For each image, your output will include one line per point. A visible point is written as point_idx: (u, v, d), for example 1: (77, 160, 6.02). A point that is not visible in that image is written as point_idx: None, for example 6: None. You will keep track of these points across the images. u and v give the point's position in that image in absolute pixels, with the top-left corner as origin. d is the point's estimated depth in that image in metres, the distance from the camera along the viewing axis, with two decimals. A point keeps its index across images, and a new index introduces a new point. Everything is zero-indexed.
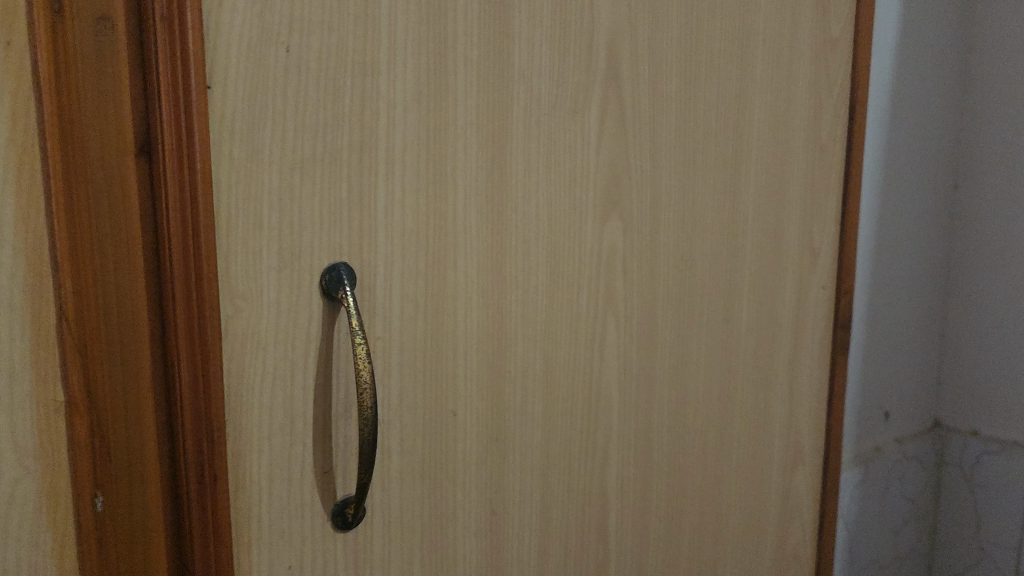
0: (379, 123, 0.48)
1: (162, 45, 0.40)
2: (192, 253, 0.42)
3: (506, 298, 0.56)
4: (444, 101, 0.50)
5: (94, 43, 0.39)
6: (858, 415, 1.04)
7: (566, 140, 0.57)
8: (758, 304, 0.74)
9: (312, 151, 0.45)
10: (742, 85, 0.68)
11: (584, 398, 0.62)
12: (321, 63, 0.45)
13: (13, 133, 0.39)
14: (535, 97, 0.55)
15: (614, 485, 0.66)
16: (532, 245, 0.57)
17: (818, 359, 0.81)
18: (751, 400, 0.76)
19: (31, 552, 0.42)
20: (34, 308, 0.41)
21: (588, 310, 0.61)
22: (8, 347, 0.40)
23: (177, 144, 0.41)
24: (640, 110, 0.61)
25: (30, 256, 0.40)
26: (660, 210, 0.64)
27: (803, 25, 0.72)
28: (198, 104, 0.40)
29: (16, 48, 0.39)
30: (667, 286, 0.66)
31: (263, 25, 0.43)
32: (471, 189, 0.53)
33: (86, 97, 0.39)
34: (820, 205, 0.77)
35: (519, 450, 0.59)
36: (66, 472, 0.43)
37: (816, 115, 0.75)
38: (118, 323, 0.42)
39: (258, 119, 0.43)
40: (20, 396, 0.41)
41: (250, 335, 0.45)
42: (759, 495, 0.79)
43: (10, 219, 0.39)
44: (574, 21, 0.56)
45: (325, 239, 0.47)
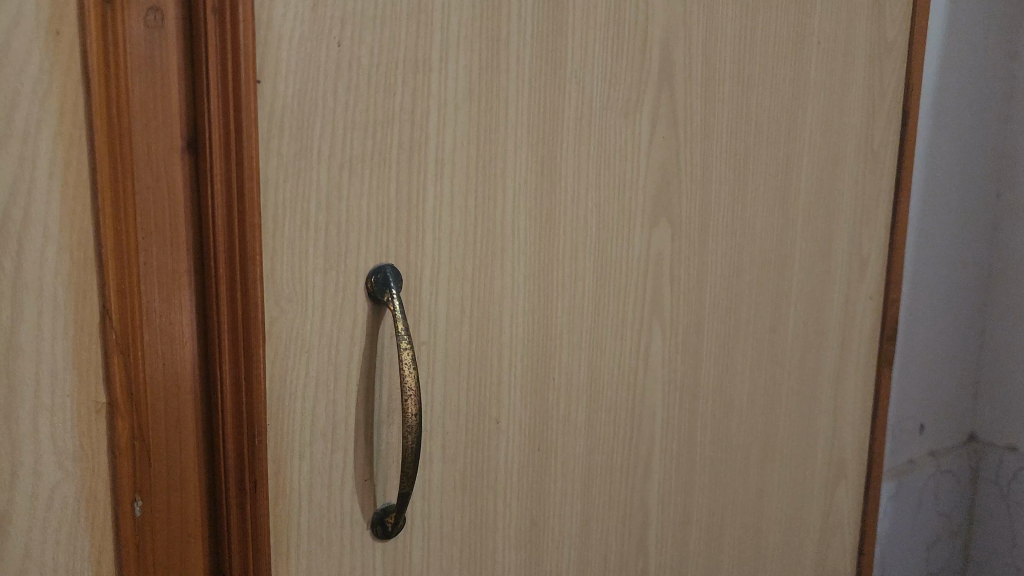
0: (430, 121, 0.47)
1: (212, 37, 0.39)
2: (237, 251, 0.41)
3: (552, 304, 0.54)
4: (496, 98, 0.49)
5: (146, 34, 0.38)
6: (895, 426, 1.02)
7: (617, 143, 0.56)
8: (807, 314, 0.72)
9: (362, 149, 0.44)
10: (796, 87, 0.66)
11: (628, 408, 0.61)
12: (372, 59, 0.44)
13: (60, 127, 0.37)
14: (587, 99, 0.53)
15: (656, 497, 0.64)
16: (581, 249, 0.55)
17: (866, 372, 0.79)
18: (796, 413, 0.74)
19: (69, 556, 0.41)
20: (78, 304, 0.39)
21: (635, 318, 0.59)
22: (49, 347, 0.39)
23: (226, 141, 0.40)
24: (693, 112, 0.60)
25: (74, 253, 0.39)
26: (709, 216, 0.63)
27: (859, 28, 0.69)
28: (248, 99, 0.39)
29: (65, 38, 0.37)
30: (714, 295, 0.64)
31: (316, 18, 0.41)
32: (520, 191, 0.51)
33: (135, 89, 0.38)
34: (871, 213, 0.75)
35: (561, 460, 0.57)
36: (106, 477, 0.41)
37: (870, 120, 0.73)
38: (160, 322, 0.41)
39: (309, 116, 0.42)
40: (60, 398, 0.39)
41: (294, 337, 0.44)
42: (800, 510, 0.77)
43: (55, 215, 0.38)
44: (629, 20, 0.54)
45: (371, 241, 0.46)
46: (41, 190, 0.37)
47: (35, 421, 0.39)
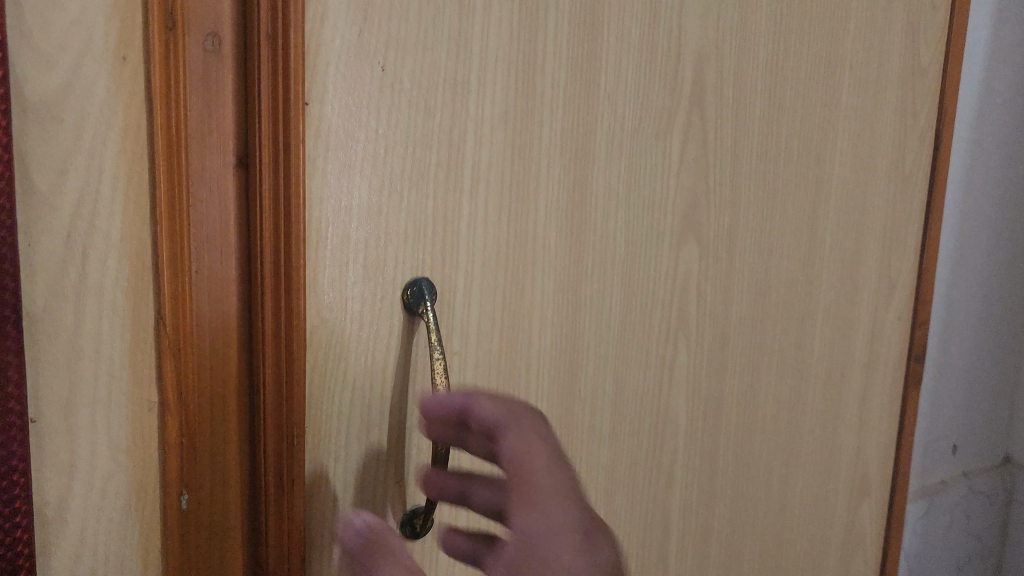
0: (467, 142, 0.49)
1: (265, 62, 0.41)
2: (283, 263, 0.43)
3: (581, 316, 0.56)
4: (530, 120, 0.51)
5: (203, 59, 0.41)
6: (925, 448, 1.01)
7: (648, 163, 0.57)
8: (833, 333, 0.73)
9: (401, 167, 0.47)
10: (826, 110, 0.67)
11: (652, 420, 0.62)
12: (414, 84, 0.46)
13: (124, 145, 0.41)
14: (620, 119, 0.55)
15: (677, 508, 0.66)
16: (609, 266, 0.57)
17: (894, 392, 0.80)
18: (822, 431, 0.75)
19: (120, 544, 0.44)
20: (135, 308, 0.42)
21: (661, 333, 0.61)
22: (107, 348, 0.42)
23: (275, 158, 0.42)
24: (722, 135, 0.61)
25: (133, 262, 0.42)
26: (737, 234, 0.64)
27: (891, 53, 0.71)
28: (297, 120, 0.42)
29: (131, 64, 0.41)
30: (740, 312, 0.66)
31: (361, 45, 0.44)
32: (553, 209, 0.53)
33: (192, 109, 0.41)
34: (901, 233, 0.76)
35: (585, 468, 0.59)
36: (155, 470, 0.44)
37: (902, 143, 0.73)
38: (208, 326, 0.43)
39: (352, 136, 0.45)
40: (115, 395, 0.42)
41: (334, 346, 0.46)
42: (823, 526, 0.78)
43: (117, 226, 0.41)
44: (662, 46, 0.56)
45: (409, 254, 0.48)
46: (105, 203, 0.41)
47: (92, 417, 0.42)
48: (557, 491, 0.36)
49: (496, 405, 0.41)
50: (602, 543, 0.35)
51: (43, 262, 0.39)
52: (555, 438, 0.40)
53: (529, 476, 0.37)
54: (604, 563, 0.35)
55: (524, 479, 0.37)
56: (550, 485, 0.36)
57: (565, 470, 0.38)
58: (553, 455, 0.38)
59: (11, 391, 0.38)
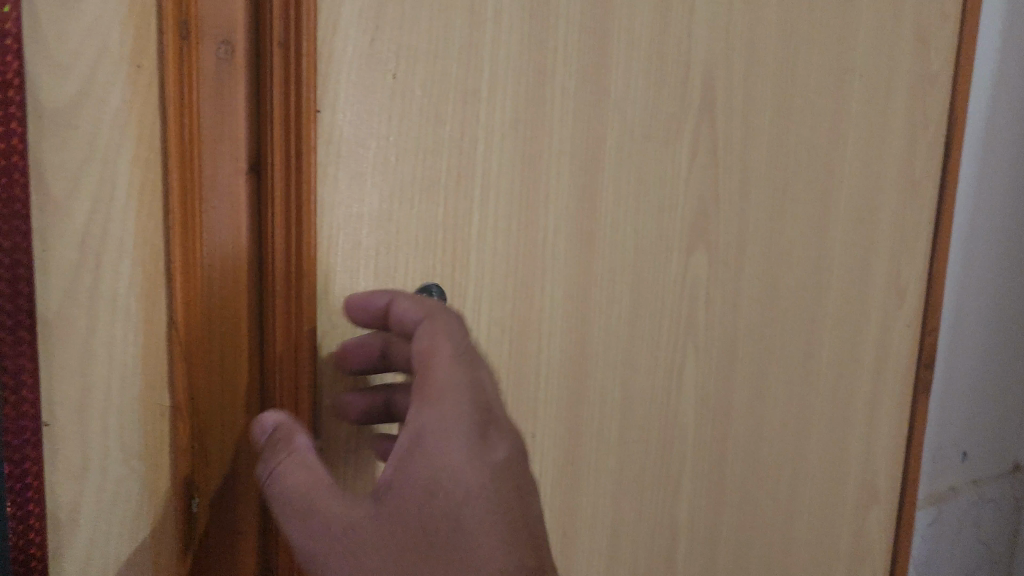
0: (477, 149, 0.49)
1: (278, 69, 0.42)
2: (294, 268, 0.43)
3: (590, 323, 0.57)
4: (540, 127, 0.51)
5: (216, 66, 0.41)
6: (933, 455, 1.01)
7: (657, 170, 0.58)
8: (842, 341, 0.73)
9: (412, 175, 0.47)
10: (836, 117, 0.68)
11: (660, 426, 0.62)
12: (425, 92, 0.47)
13: (137, 152, 0.41)
14: (629, 127, 0.55)
15: (685, 515, 0.66)
16: (618, 273, 0.57)
17: (903, 400, 0.79)
18: (830, 439, 0.75)
19: (131, 548, 0.44)
20: (148, 313, 0.43)
21: (669, 340, 0.61)
22: (120, 353, 0.42)
23: (287, 164, 0.43)
24: (732, 142, 0.61)
25: (147, 268, 0.42)
26: (746, 242, 0.64)
27: (901, 60, 0.71)
28: (308, 127, 0.42)
29: (145, 71, 0.41)
30: (749, 319, 0.66)
31: (372, 54, 0.44)
32: (563, 216, 0.54)
33: (205, 115, 0.41)
34: (910, 241, 0.76)
35: (593, 475, 0.59)
36: (167, 475, 0.44)
37: (911, 150, 0.73)
38: (219, 330, 0.44)
39: (363, 143, 0.45)
40: (127, 400, 0.43)
41: (343, 350, 0.47)
42: (831, 533, 0.78)
43: (130, 232, 0.42)
44: (672, 53, 0.57)
45: (419, 260, 0.48)
46: (119, 209, 0.41)
47: (105, 422, 0.42)
48: (456, 387, 0.38)
49: (415, 305, 0.42)
50: (491, 440, 0.39)
51: (57, 268, 0.40)
52: (466, 337, 0.41)
53: (430, 371, 0.39)
54: (494, 464, 0.38)
55: (426, 371, 0.39)
56: (445, 382, 0.39)
57: (474, 367, 0.40)
58: (458, 352, 0.40)
59: (26, 395, 0.38)
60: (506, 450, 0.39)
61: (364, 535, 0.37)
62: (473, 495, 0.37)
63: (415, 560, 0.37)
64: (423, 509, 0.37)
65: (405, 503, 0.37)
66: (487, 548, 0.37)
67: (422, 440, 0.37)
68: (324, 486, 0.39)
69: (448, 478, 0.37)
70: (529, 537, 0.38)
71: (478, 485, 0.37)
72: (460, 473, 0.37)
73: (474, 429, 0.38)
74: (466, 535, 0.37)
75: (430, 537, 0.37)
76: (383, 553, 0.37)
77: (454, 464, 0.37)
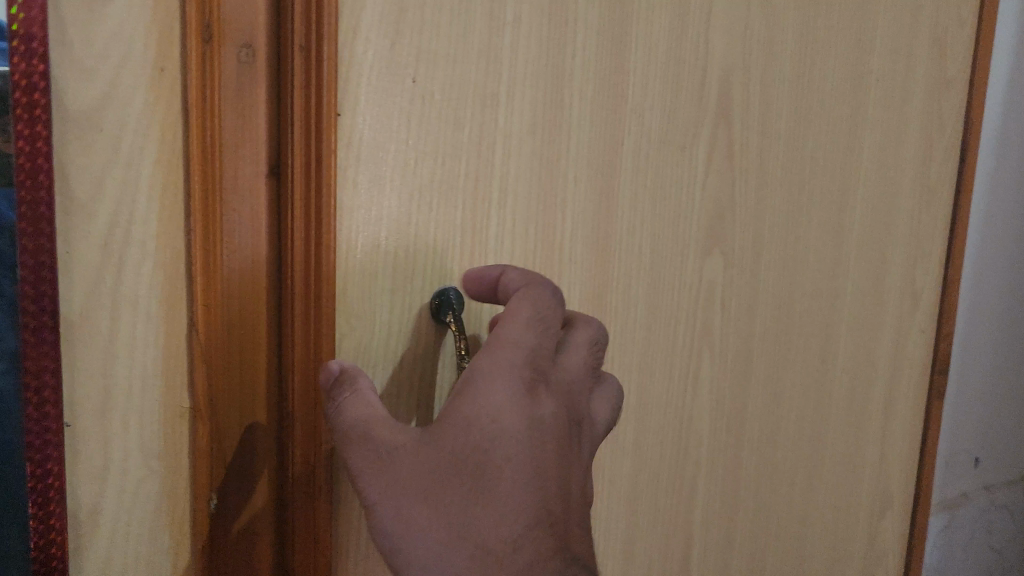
0: (495, 153, 0.49)
1: (298, 71, 0.42)
2: (313, 271, 0.43)
3: (606, 327, 0.57)
4: (558, 131, 0.51)
5: (238, 68, 0.42)
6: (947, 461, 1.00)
7: (674, 174, 0.58)
8: (856, 346, 0.73)
9: (431, 178, 0.47)
10: (852, 122, 0.67)
11: (675, 431, 0.62)
12: (445, 96, 0.47)
13: (160, 155, 0.42)
14: (646, 131, 0.55)
15: (699, 519, 0.66)
16: (634, 276, 0.57)
17: (919, 406, 0.79)
18: (844, 444, 0.75)
19: (150, 548, 0.44)
20: (169, 315, 0.43)
21: (685, 344, 0.61)
22: (141, 354, 0.43)
23: (307, 166, 0.42)
24: (749, 147, 0.61)
25: (167, 270, 0.43)
26: (762, 246, 0.64)
27: (917, 65, 0.70)
28: (329, 128, 0.42)
29: (168, 74, 0.41)
30: (764, 324, 0.66)
31: (392, 57, 0.45)
32: (580, 220, 0.54)
33: (227, 117, 0.41)
34: (926, 246, 0.75)
35: (609, 478, 0.59)
36: (186, 475, 0.45)
37: (927, 155, 0.73)
38: (238, 332, 0.44)
39: (383, 146, 0.45)
40: (148, 401, 0.43)
41: (362, 354, 0.47)
42: (845, 539, 0.77)
43: (152, 234, 0.42)
44: (689, 57, 0.57)
45: (438, 264, 0.48)
46: (141, 212, 0.42)
47: (126, 421, 0.43)
48: (522, 347, 0.43)
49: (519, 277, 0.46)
50: (539, 398, 0.44)
51: (80, 270, 0.41)
52: (552, 306, 0.45)
53: (503, 327, 0.44)
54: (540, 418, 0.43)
55: (498, 331, 0.44)
56: (515, 338, 0.43)
57: (545, 335, 0.45)
58: (538, 318, 0.44)
59: (48, 396, 0.40)
60: (550, 410, 0.44)
61: (405, 460, 0.41)
62: (510, 440, 0.42)
63: (446, 485, 0.41)
64: (463, 442, 0.41)
65: (451, 434, 0.42)
66: (511, 486, 0.42)
67: (476, 382, 0.42)
68: (382, 418, 0.42)
69: (490, 419, 0.42)
70: (552, 489, 0.43)
71: (517, 432, 0.42)
72: (503, 418, 0.42)
73: (526, 385, 0.43)
74: (494, 469, 0.42)
75: (463, 466, 0.41)
76: (419, 475, 0.41)
77: (499, 408, 0.42)
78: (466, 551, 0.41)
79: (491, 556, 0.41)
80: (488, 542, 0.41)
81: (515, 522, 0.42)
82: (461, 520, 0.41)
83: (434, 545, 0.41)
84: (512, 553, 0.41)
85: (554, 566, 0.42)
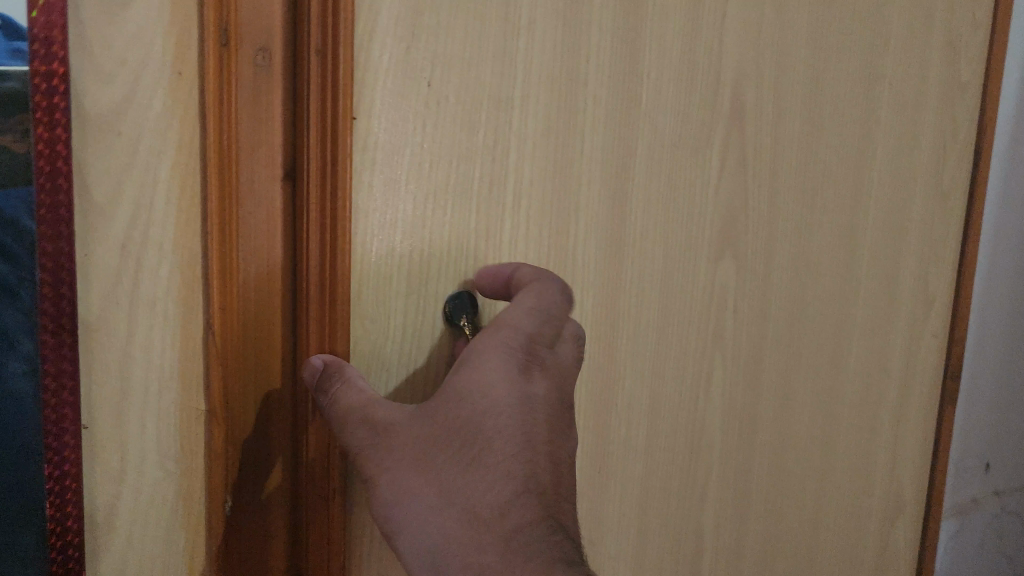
0: (510, 156, 0.49)
1: (314, 76, 0.42)
2: (329, 274, 0.43)
3: (618, 331, 0.57)
4: (572, 135, 0.52)
5: (254, 72, 0.42)
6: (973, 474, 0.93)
7: (687, 178, 0.58)
8: (869, 350, 0.73)
9: (445, 181, 0.47)
10: (865, 127, 0.67)
11: (686, 434, 0.62)
12: (460, 99, 0.47)
13: (178, 158, 0.42)
14: (660, 135, 0.56)
15: (710, 523, 0.66)
16: (647, 280, 0.57)
17: (932, 411, 0.79)
18: (856, 449, 0.74)
19: (166, 549, 0.44)
20: (185, 317, 0.43)
21: (697, 347, 0.61)
22: (158, 356, 0.43)
23: (322, 169, 0.43)
24: (761, 151, 0.61)
25: (185, 272, 0.43)
26: (775, 250, 0.64)
27: (932, 69, 0.70)
28: (344, 131, 0.42)
29: (186, 78, 0.42)
30: (776, 328, 0.66)
31: (408, 61, 0.45)
32: (593, 223, 0.54)
33: (243, 121, 0.42)
34: (939, 250, 0.75)
35: (620, 482, 0.59)
36: (201, 477, 0.45)
37: (941, 159, 0.73)
38: (252, 333, 0.44)
39: (398, 150, 0.45)
40: (164, 403, 0.43)
41: (376, 357, 0.47)
42: (857, 544, 0.77)
43: (169, 237, 0.42)
44: (703, 62, 0.57)
45: (452, 267, 0.49)
46: (159, 214, 0.42)
47: (142, 423, 0.43)
48: (517, 329, 0.44)
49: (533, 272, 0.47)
50: (531, 377, 0.44)
51: (98, 272, 0.41)
52: (560, 300, 0.46)
53: (504, 313, 0.45)
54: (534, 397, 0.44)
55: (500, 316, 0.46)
56: (515, 321, 0.45)
57: (548, 324, 0.45)
58: (539, 306, 0.45)
59: (66, 398, 0.41)
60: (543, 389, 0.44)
61: (397, 432, 0.42)
62: (500, 412, 0.42)
63: (437, 454, 0.41)
64: (453, 413, 0.42)
65: (440, 406, 0.42)
66: (499, 455, 0.42)
67: (470, 358, 0.44)
68: (378, 400, 0.43)
69: (481, 392, 0.42)
70: (543, 462, 0.43)
71: (507, 404, 0.42)
72: (494, 391, 0.42)
73: (518, 365, 0.44)
74: (484, 439, 0.42)
75: (452, 437, 0.41)
76: (410, 445, 0.41)
77: (490, 382, 0.43)
78: (456, 516, 0.41)
79: (479, 521, 0.41)
80: (478, 508, 0.41)
81: (503, 489, 0.41)
82: (451, 486, 0.41)
83: (425, 512, 0.41)
84: (499, 518, 0.41)
85: (541, 535, 0.41)
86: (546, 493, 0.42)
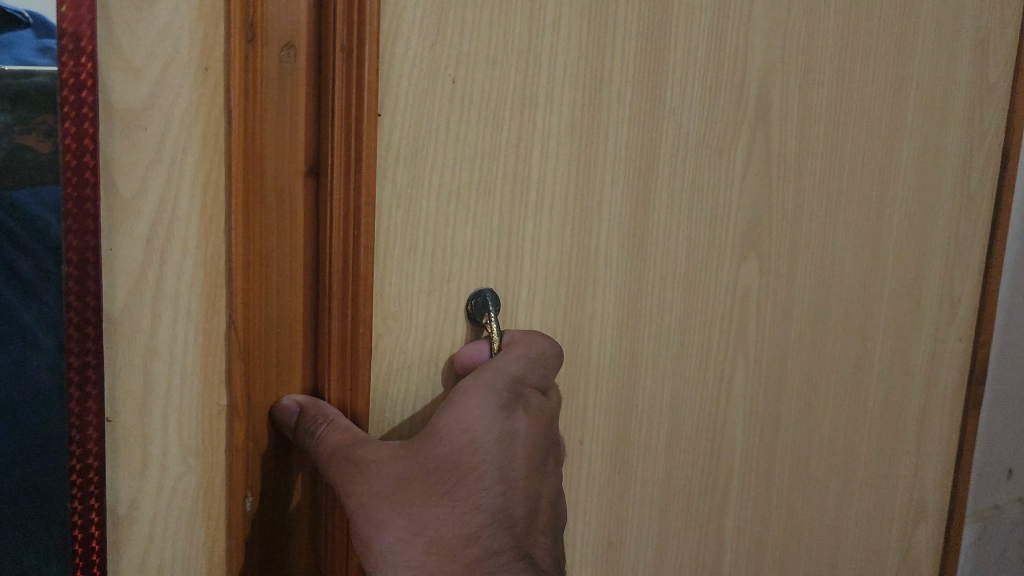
0: (533, 155, 0.49)
1: (340, 73, 0.42)
2: (351, 271, 0.43)
3: (640, 331, 0.56)
4: (596, 135, 0.51)
5: (280, 69, 0.42)
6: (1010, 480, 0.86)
7: (711, 179, 0.57)
8: (893, 354, 0.72)
9: (468, 179, 0.47)
10: (892, 129, 0.66)
11: (707, 437, 0.62)
12: (484, 95, 0.47)
13: (202, 154, 0.42)
14: (684, 134, 0.55)
15: (731, 526, 0.65)
16: (669, 280, 0.57)
17: (956, 416, 0.78)
18: (879, 454, 0.74)
19: (187, 545, 0.45)
20: (208, 313, 0.43)
21: (720, 349, 0.61)
22: (181, 352, 0.43)
23: (346, 167, 0.43)
24: (786, 151, 0.61)
25: (208, 269, 0.43)
26: (799, 251, 0.63)
27: (960, 69, 0.69)
28: (368, 130, 0.42)
29: (211, 74, 0.42)
30: (799, 331, 0.65)
31: (432, 58, 0.45)
32: (615, 222, 0.53)
33: (267, 119, 0.42)
34: (966, 252, 0.74)
35: (640, 483, 0.59)
36: (223, 472, 0.45)
37: (968, 160, 0.72)
38: (273, 330, 0.44)
39: (422, 146, 0.45)
40: (187, 397, 0.43)
41: (397, 354, 0.47)
42: (879, 549, 0.76)
43: (193, 233, 0.42)
44: (728, 62, 0.56)
45: (474, 265, 0.48)
46: (183, 211, 0.42)
47: (165, 418, 0.43)
48: (504, 370, 0.46)
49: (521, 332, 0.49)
50: (514, 413, 0.45)
51: (123, 267, 0.41)
52: (548, 352, 0.48)
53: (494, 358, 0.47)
54: (516, 433, 0.45)
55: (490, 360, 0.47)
56: (501, 364, 0.46)
57: (536, 372, 0.47)
58: (525, 354, 0.47)
59: (89, 391, 0.41)
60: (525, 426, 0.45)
61: (379, 464, 0.42)
62: (480, 447, 0.44)
63: (414, 487, 0.42)
64: (434, 447, 0.43)
65: (424, 443, 0.43)
66: (474, 489, 0.43)
67: (456, 396, 0.45)
68: (361, 437, 0.43)
69: (461, 429, 0.44)
70: (517, 497, 0.44)
71: (486, 441, 0.44)
72: (476, 428, 0.44)
73: (502, 400, 0.45)
74: (463, 473, 0.43)
75: (433, 471, 0.43)
76: (391, 477, 0.42)
77: (471, 420, 0.44)
78: (424, 548, 0.42)
79: (447, 552, 0.42)
80: (448, 540, 0.42)
81: (473, 523, 0.43)
82: (423, 519, 0.42)
83: (399, 544, 0.42)
84: (467, 549, 0.42)
85: (506, 563, 0.43)
86: (515, 525, 0.44)
